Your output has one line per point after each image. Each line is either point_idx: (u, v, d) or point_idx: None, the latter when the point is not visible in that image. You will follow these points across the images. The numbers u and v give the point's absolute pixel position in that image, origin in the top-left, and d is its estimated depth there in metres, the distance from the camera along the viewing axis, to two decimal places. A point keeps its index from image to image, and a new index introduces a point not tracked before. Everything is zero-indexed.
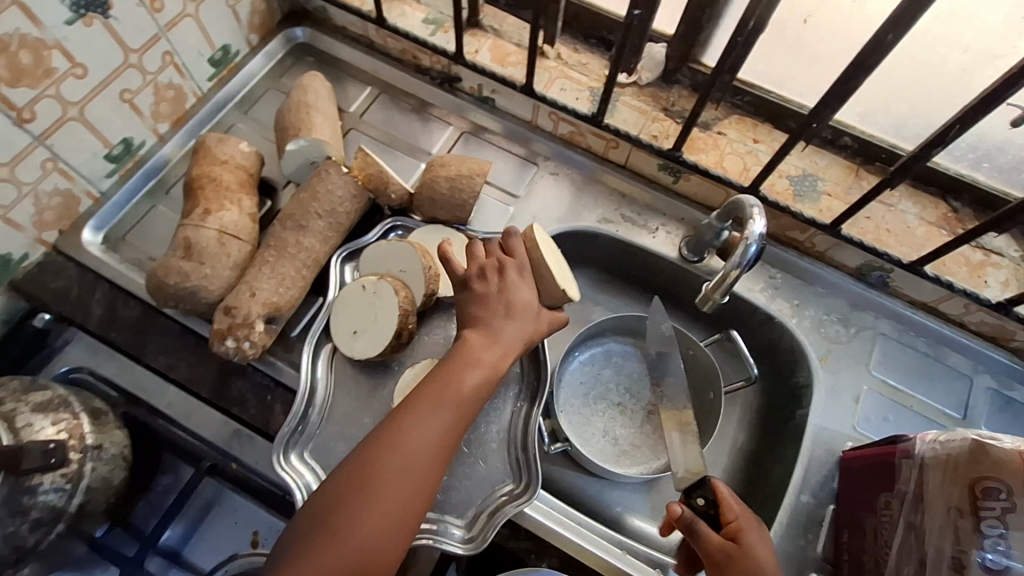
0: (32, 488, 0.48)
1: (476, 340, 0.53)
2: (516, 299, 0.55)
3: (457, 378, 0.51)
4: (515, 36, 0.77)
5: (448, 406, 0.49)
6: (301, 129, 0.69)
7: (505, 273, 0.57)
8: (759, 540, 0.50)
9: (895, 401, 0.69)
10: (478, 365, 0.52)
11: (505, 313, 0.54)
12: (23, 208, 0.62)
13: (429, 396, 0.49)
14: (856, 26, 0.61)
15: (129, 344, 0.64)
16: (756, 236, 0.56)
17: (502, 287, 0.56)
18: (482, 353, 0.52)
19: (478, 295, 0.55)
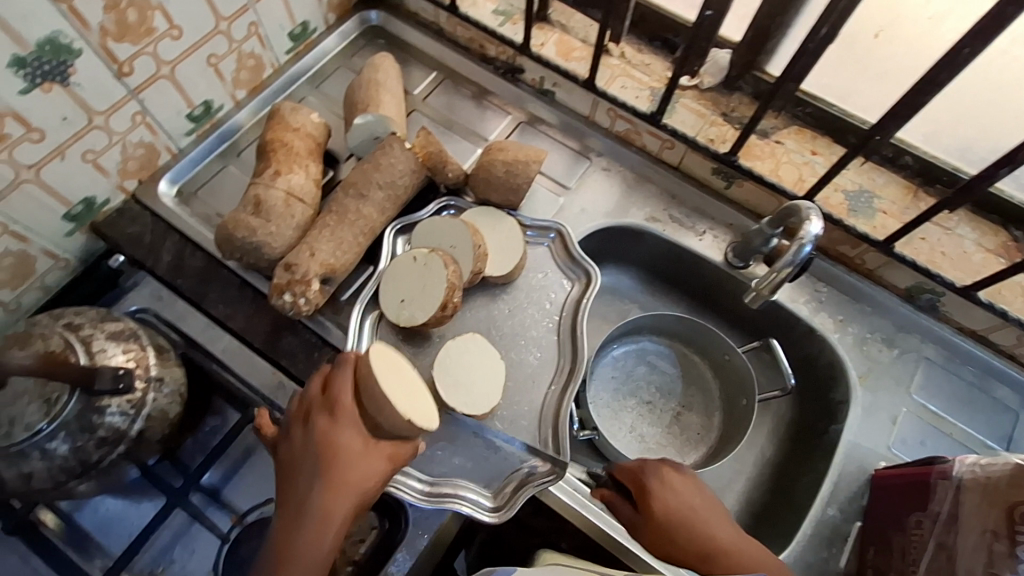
0: (101, 408, 0.52)
1: (308, 490, 0.49)
2: (332, 448, 0.50)
3: (301, 560, 0.47)
4: (581, 33, 0.79)
5: (301, 564, 0.47)
6: (369, 104, 0.72)
7: (313, 419, 0.52)
8: (673, 484, 0.56)
9: (935, 427, 0.67)
10: (315, 526, 0.48)
11: (319, 470, 0.50)
12: (112, 155, 0.67)
13: (275, 551, 0.48)
14: (929, 44, 0.60)
15: (193, 291, 0.68)
16: (812, 237, 0.57)
17: (310, 442, 0.51)
18: (329, 507, 0.49)
19: (287, 463, 0.51)
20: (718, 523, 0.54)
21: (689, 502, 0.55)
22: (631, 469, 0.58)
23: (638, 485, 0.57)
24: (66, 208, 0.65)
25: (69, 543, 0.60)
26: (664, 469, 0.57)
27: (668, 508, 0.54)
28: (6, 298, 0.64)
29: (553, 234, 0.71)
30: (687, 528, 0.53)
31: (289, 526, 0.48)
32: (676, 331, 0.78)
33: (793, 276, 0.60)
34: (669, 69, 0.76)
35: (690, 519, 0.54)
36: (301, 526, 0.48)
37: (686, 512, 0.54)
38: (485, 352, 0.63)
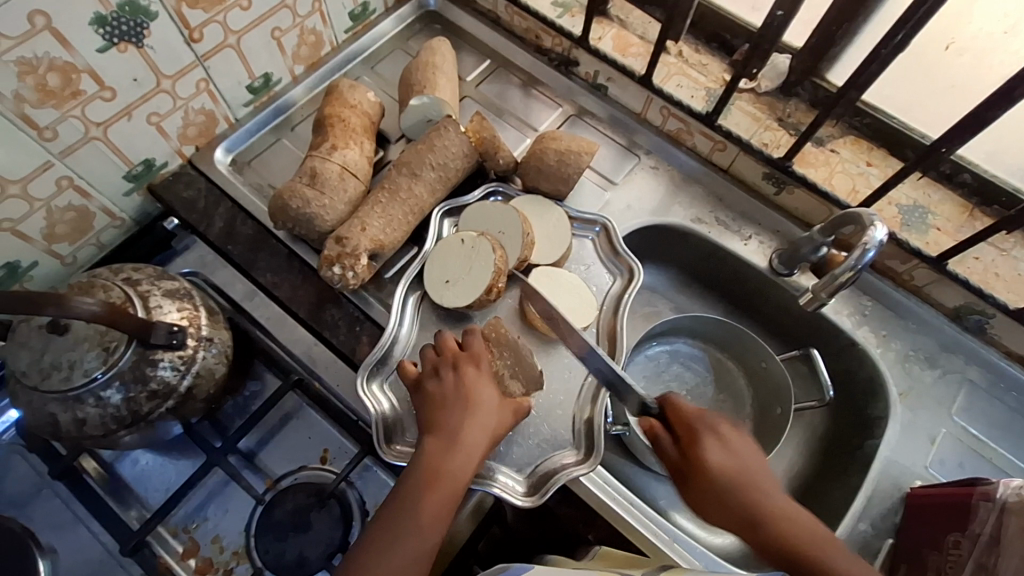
0: (154, 361, 0.53)
1: (461, 423, 0.54)
2: (476, 394, 0.55)
3: (454, 472, 0.52)
4: (640, 30, 0.79)
5: (454, 479, 0.51)
6: (425, 87, 0.73)
7: (461, 367, 0.57)
8: (729, 442, 0.54)
9: (975, 451, 0.66)
10: (467, 453, 0.53)
11: (466, 407, 0.55)
12: (174, 119, 0.68)
13: (427, 469, 0.51)
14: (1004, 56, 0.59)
15: (242, 257, 0.69)
16: (877, 242, 0.55)
17: (459, 384, 0.56)
18: (474, 437, 0.53)
19: (435, 397, 0.55)
20: (772, 488, 0.51)
21: (743, 463, 0.52)
22: (688, 419, 0.55)
23: (689, 435, 0.54)
24: (127, 167, 0.67)
25: (109, 493, 0.61)
26: (722, 426, 0.55)
27: (717, 467, 0.52)
28: (65, 251, 0.66)
29: (598, 228, 0.72)
30: (739, 492, 0.51)
31: (443, 445, 0.53)
32: (712, 335, 0.77)
33: (853, 281, 0.58)
34: (727, 70, 0.76)
35: (744, 483, 0.51)
36: (451, 449, 0.52)
37: (737, 472, 0.52)
38: (574, 283, 0.67)
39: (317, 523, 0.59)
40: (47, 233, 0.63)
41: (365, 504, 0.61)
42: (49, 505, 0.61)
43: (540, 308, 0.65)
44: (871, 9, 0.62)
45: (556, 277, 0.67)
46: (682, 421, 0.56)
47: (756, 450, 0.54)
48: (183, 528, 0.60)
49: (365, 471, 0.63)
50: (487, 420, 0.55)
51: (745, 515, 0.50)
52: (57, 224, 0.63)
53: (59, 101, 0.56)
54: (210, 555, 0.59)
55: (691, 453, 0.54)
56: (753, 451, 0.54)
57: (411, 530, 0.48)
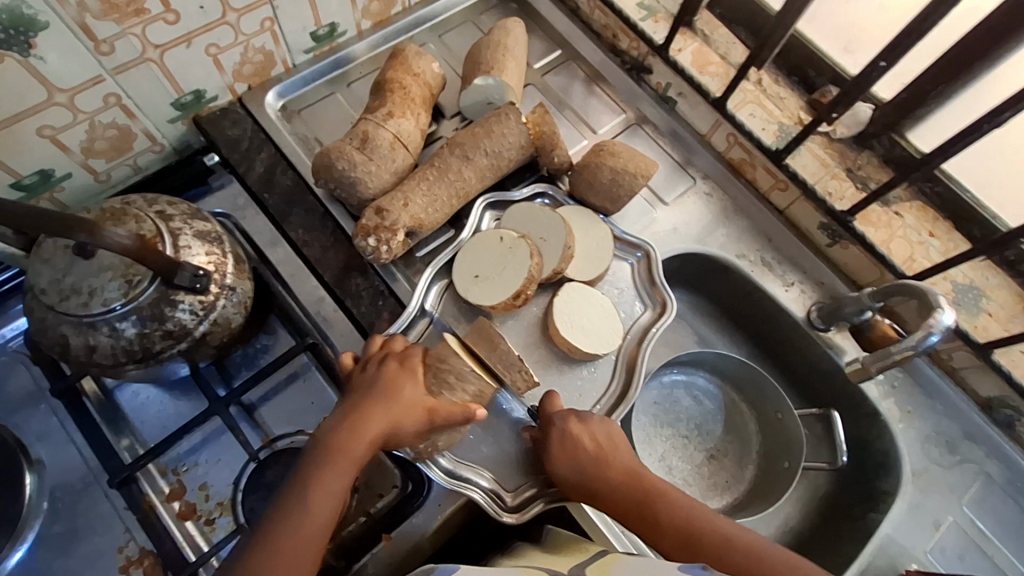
0: (174, 302, 0.52)
1: (369, 411, 0.53)
2: (392, 385, 0.54)
3: (347, 458, 0.50)
4: (722, 49, 0.75)
5: (348, 461, 0.50)
6: (492, 68, 0.70)
7: (384, 360, 0.56)
8: (576, 435, 0.56)
9: (978, 544, 0.64)
10: (370, 438, 0.52)
11: (377, 396, 0.53)
12: (232, 54, 0.66)
13: (323, 450, 0.51)
14: None
15: (277, 208, 0.68)
16: (943, 327, 0.54)
17: (378, 375, 0.55)
18: (375, 425, 0.52)
19: (354, 387, 0.55)
20: (618, 456, 0.56)
21: (587, 450, 0.56)
22: (549, 415, 0.58)
23: (546, 427, 0.58)
24: (177, 95, 0.65)
25: (104, 419, 0.60)
26: (570, 419, 0.57)
27: (562, 461, 0.56)
28: (100, 167, 0.65)
29: (640, 253, 0.69)
30: (580, 472, 0.55)
31: (341, 429, 0.52)
32: (732, 373, 0.75)
33: (908, 360, 0.58)
34: (804, 108, 0.72)
35: (584, 464, 0.55)
36: (351, 431, 0.52)
37: (581, 460, 0.55)
38: (604, 307, 0.65)
39: None
40: (86, 147, 0.61)
41: None
42: (43, 422, 0.61)
43: (562, 324, 0.63)
44: (973, 74, 0.59)
45: (587, 296, 0.65)
46: (547, 417, 0.59)
47: (609, 427, 0.57)
48: (172, 469, 0.60)
49: None
50: (379, 420, 0.52)
51: (587, 487, 0.55)
52: (97, 140, 0.62)
53: (121, 15, 0.54)
54: (195, 501, 0.59)
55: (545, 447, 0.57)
56: (597, 428, 0.57)
57: (298, 510, 0.47)
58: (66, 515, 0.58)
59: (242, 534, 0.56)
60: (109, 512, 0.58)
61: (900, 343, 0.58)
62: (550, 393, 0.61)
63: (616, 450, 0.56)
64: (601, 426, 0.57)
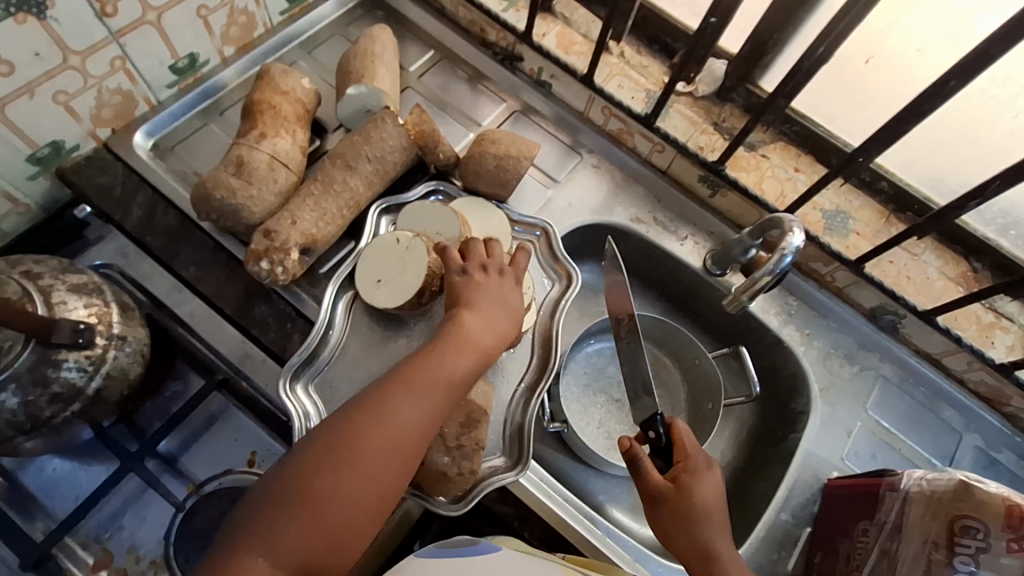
0: (57, 362, 0.49)
1: (493, 315, 0.53)
2: (511, 297, 0.55)
3: (477, 344, 0.51)
4: (583, 27, 0.79)
5: (480, 352, 0.51)
6: (363, 76, 0.70)
7: (505, 275, 0.56)
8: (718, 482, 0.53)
9: (885, 441, 0.70)
10: (491, 338, 0.52)
11: (500, 304, 0.54)
12: (85, 99, 0.63)
13: (456, 334, 0.50)
14: (898, 88, 0.64)
15: (163, 250, 0.65)
16: (794, 247, 0.59)
17: (500, 287, 0.55)
18: (500, 327, 0.53)
19: (477, 281, 0.54)
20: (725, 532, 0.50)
21: (717, 503, 0.51)
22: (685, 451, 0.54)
23: (684, 466, 0.53)
24: (31, 150, 0.61)
25: (11, 504, 0.57)
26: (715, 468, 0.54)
27: (705, 495, 0.51)
28: None
29: (539, 232, 0.71)
30: (684, 518, 0.50)
31: (476, 321, 0.52)
32: (649, 332, 0.79)
33: (773, 283, 0.62)
34: (667, 73, 0.77)
35: (692, 514, 0.50)
36: (482, 327, 0.52)
37: (710, 506, 0.51)
38: (513, 274, 0.66)
39: None
40: None
41: None
42: None
43: None
44: (800, 19, 0.64)
45: None
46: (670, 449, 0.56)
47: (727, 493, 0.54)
48: (94, 538, 0.57)
49: None
50: (503, 328, 0.53)
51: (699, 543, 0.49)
52: None
53: None
54: (124, 565, 0.56)
55: (677, 478, 0.52)
56: (710, 490, 0.52)
57: (422, 390, 0.47)
58: None
59: None
60: None
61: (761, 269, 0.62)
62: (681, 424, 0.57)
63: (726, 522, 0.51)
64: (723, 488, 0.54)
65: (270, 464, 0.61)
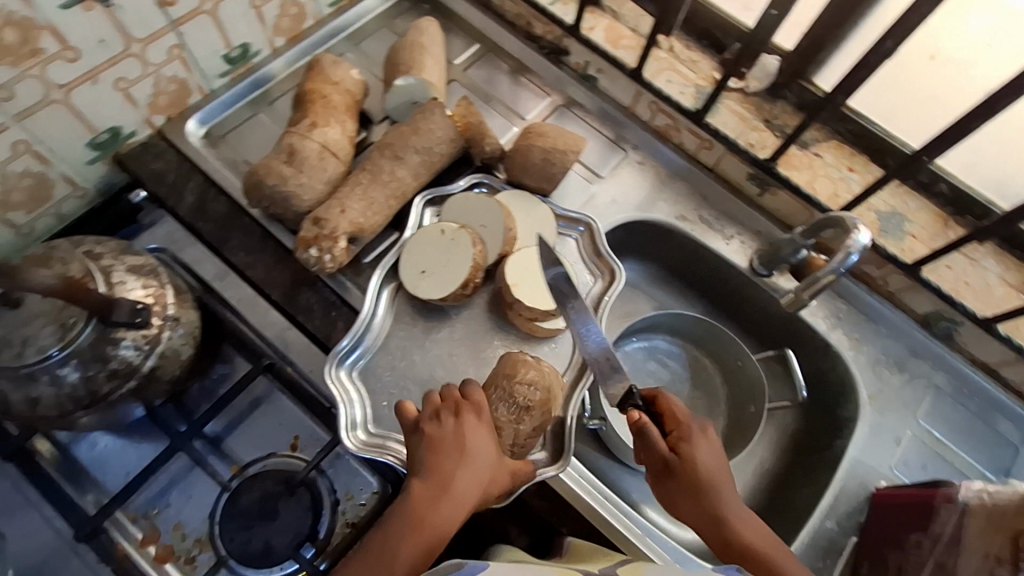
0: (116, 340, 0.51)
1: (450, 474, 0.50)
2: (470, 446, 0.52)
3: (439, 523, 0.48)
4: (632, 22, 0.78)
5: (435, 531, 0.47)
6: (412, 67, 0.70)
7: (463, 414, 0.54)
8: (716, 445, 0.55)
9: (937, 452, 0.68)
10: (455, 505, 0.49)
11: (460, 457, 0.51)
12: (144, 86, 0.65)
13: (408, 516, 0.47)
14: (964, 85, 0.61)
15: (213, 235, 0.67)
16: (860, 246, 0.57)
17: (461, 430, 0.53)
18: (462, 488, 0.50)
19: (433, 438, 0.52)
20: (733, 495, 0.53)
21: (720, 471, 0.53)
22: (677, 417, 0.56)
23: (680, 438, 0.54)
24: (91, 134, 0.63)
25: (64, 478, 0.58)
26: (711, 430, 0.56)
27: (706, 460, 0.53)
28: (20, 220, 0.62)
29: (582, 227, 0.71)
30: (694, 490, 0.52)
31: (429, 492, 0.49)
32: (691, 332, 0.78)
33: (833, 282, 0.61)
34: (716, 69, 0.75)
35: (700, 484, 0.52)
36: (438, 498, 0.49)
37: (716, 478, 0.53)
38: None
39: (285, 512, 0.58)
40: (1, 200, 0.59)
41: (335, 493, 0.60)
42: None
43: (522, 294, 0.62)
44: (862, 14, 0.62)
45: (538, 259, 0.64)
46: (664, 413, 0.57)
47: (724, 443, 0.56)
48: (143, 514, 0.58)
49: (334, 458, 0.61)
50: (471, 476, 0.51)
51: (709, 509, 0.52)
52: (12, 191, 0.60)
53: (16, 58, 0.52)
54: (171, 542, 0.57)
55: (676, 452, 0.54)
56: (710, 456, 0.54)
57: (379, 567, 0.45)
58: None
59: (224, 566, 0.55)
60: (82, 569, 0.56)
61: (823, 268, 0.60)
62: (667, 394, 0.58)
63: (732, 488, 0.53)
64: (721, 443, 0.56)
65: (313, 449, 0.61)
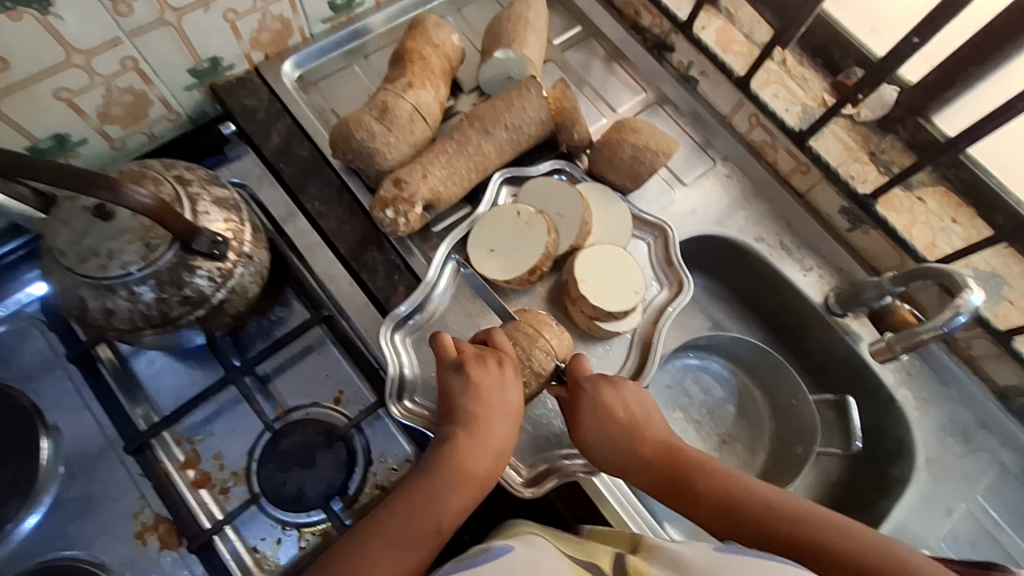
0: (193, 268, 0.51)
1: (491, 428, 0.52)
2: (512, 400, 0.54)
3: (478, 474, 0.51)
4: (747, 27, 0.74)
5: (478, 484, 0.50)
6: (513, 41, 0.69)
7: (505, 366, 0.55)
8: (610, 403, 0.55)
9: (990, 531, 0.64)
10: (492, 458, 0.51)
11: (501, 410, 0.53)
12: (250, 21, 0.65)
13: (454, 471, 0.50)
14: None
15: (293, 179, 0.68)
16: (971, 307, 0.54)
17: (503, 383, 0.54)
18: (500, 443, 0.52)
19: (478, 389, 0.53)
20: (649, 430, 0.54)
21: (618, 418, 0.54)
22: (578, 381, 0.56)
23: (574, 398, 0.56)
24: (193, 61, 0.64)
25: (120, 388, 0.60)
26: (602, 385, 0.55)
27: (592, 425, 0.54)
28: (116, 134, 0.64)
29: (657, 233, 0.69)
30: (601, 450, 0.54)
31: (473, 444, 0.51)
32: (745, 358, 0.75)
33: (934, 341, 0.58)
34: (828, 90, 0.71)
35: (601, 444, 0.54)
36: (480, 452, 0.51)
37: (609, 432, 0.54)
38: (623, 261, 0.63)
39: (321, 462, 0.58)
40: (102, 112, 0.61)
41: (370, 453, 0.60)
42: (59, 386, 0.61)
43: (591, 293, 0.61)
44: (1007, 56, 0.58)
45: (610, 257, 0.63)
46: (574, 380, 0.57)
47: (641, 397, 0.56)
48: (187, 438, 0.60)
49: (375, 419, 0.61)
50: (508, 430, 0.53)
51: (619, 461, 0.54)
52: (113, 105, 0.61)
53: None
54: (209, 470, 0.59)
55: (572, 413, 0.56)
56: (598, 413, 0.54)
57: (429, 523, 0.47)
58: (81, 479, 0.58)
59: (256, 503, 0.56)
60: (123, 478, 0.58)
61: (926, 325, 0.57)
62: (578, 354, 0.59)
63: (650, 422, 0.55)
64: (633, 392, 0.56)
65: (355, 406, 0.61)
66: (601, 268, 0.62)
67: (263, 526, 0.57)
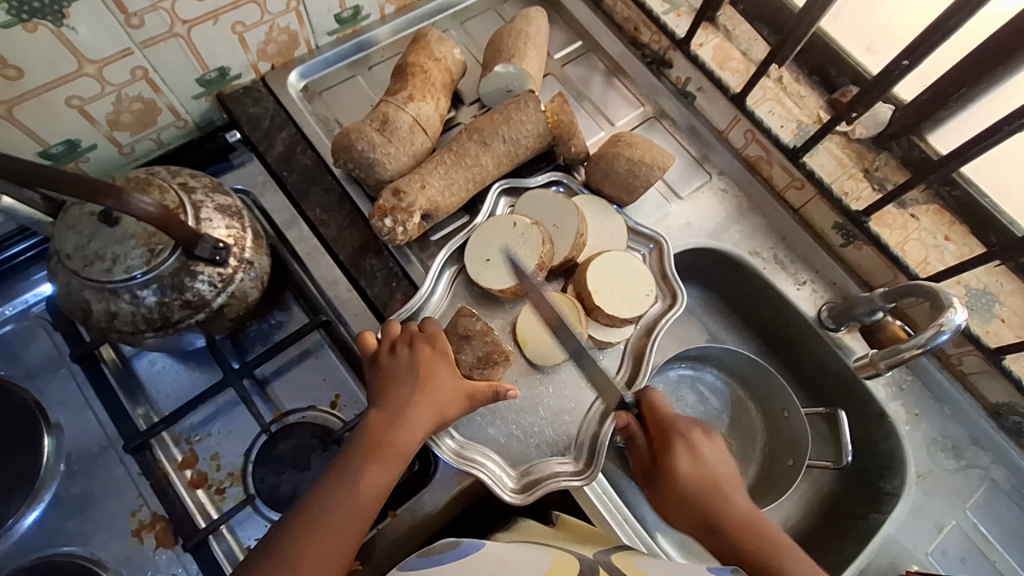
0: (194, 273, 0.53)
1: (408, 402, 0.53)
2: (429, 373, 0.55)
3: (395, 445, 0.52)
4: (744, 45, 0.75)
5: (395, 454, 0.51)
6: (513, 55, 0.70)
7: (417, 345, 0.56)
8: (700, 451, 0.55)
9: (980, 548, 0.64)
10: (405, 428, 0.52)
11: (415, 384, 0.54)
12: (257, 33, 0.67)
13: (366, 443, 0.51)
14: None
15: (296, 187, 0.69)
16: (954, 325, 0.55)
17: (414, 360, 0.55)
18: (415, 415, 0.53)
19: (387, 370, 0.55)
20: (732, 498, 0.53)
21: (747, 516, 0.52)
22: (664, 422, 0.56)
23: (663, 442, 0.56)
24: (202, 71, 0.66)
25: (121, 387, 0.62)
26: (696, 435, 0.56)
27: (681, 470, 0.54)
28: (124, 140, 0.66)
29: (652, 245, 0.70)
30: (678, 498, 0.54)
31: (385, 417, 0.52)
32: (740, 370, 0.75)
33: (915, 357, 0.59)
34: (824, 108, 0.72)
35: (684, 492, 0.53)
36: (397, 426, 0.52)
37: (695, 478, 0.53)
38: (621, 271, 0.64)
39: (315, 465, 0.59)
40: (111, 119, 0.62)
41: None
42: (62, 385, 0.62)
43: (602, 299, 0.63)
44: (999, 78, 0.58)
45: (615, 265, 0.64)
46: (656, 419, 0.57)
47: (729, 453, 0.56)
48: (185, 438, 0.61)
49: None
50: (428, 401, 0.54)
51: (699, 513, 0.52)
52: (123, 112, 0.63)
53: None
54: (206, 470, 0.60)
55: (660, 457, 0.56)
56: (689, 463, 0.54)
57: (343, 496, 0.49)
58: (81, 477, 0.59)
59: (251, 504, 0.57)
60: (122, 477, 0.59)
61: (910, 340, 0.58)
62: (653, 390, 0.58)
63: (731, 483, 0.54)
64: (723, 448, 0.56)
65: (351, 411, 0.62)
66: (608, 274, 0.64)
67: (257, 527, 0.58)
